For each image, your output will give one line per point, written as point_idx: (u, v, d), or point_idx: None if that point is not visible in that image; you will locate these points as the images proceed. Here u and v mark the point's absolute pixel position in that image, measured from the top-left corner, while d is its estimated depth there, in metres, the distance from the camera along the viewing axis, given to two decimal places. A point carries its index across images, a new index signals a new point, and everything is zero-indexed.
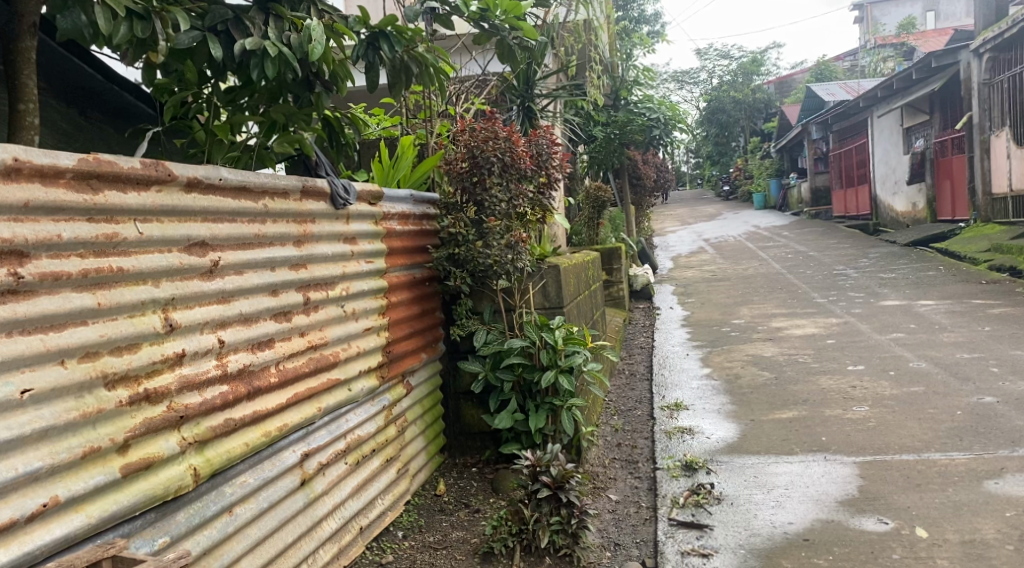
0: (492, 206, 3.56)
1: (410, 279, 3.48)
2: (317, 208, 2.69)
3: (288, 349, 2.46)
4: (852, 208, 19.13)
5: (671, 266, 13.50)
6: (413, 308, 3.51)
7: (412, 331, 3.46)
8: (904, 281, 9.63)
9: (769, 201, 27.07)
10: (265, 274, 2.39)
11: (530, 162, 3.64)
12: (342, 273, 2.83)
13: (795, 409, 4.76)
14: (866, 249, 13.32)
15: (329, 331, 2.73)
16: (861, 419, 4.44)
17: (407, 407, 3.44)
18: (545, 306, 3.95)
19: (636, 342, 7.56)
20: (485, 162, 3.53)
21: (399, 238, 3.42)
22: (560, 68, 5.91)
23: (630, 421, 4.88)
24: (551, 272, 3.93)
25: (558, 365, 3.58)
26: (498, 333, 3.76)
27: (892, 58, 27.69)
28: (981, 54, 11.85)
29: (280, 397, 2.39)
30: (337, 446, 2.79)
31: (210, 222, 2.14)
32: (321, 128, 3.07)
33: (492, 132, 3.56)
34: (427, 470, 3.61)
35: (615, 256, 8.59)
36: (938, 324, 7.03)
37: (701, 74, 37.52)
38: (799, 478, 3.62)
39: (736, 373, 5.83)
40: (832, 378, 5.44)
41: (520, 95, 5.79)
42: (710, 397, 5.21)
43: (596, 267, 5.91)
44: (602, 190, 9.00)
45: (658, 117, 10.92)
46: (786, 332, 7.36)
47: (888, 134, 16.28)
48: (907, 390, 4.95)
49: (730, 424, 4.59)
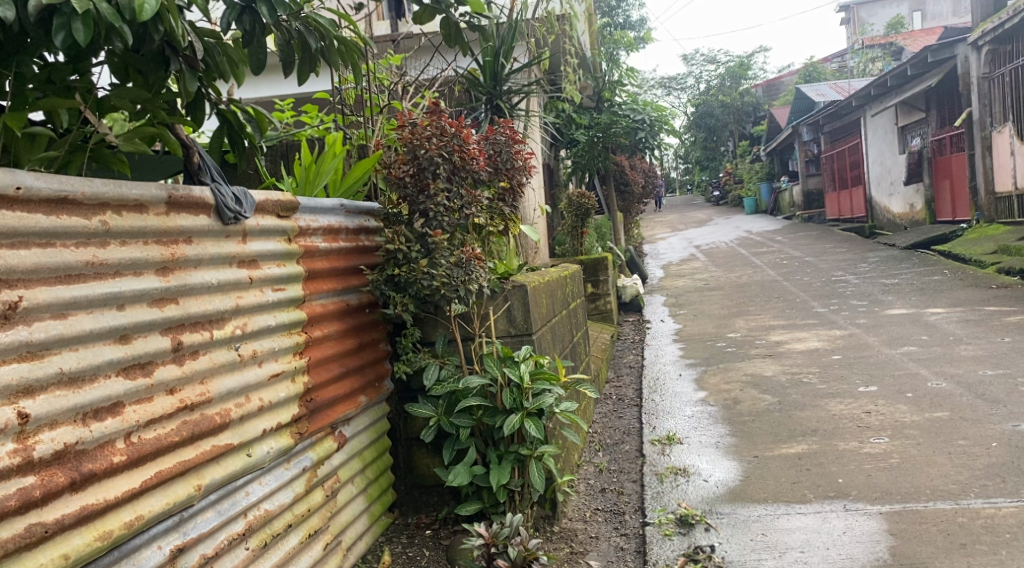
0: (438, 216, 2.96)
1: (341, 307, 2.86)
2: (193, 225, 2.07)
3: (146, 414, 1.83)
4: (846, 210, 18.63)
5: (661, 275, 12.91)
6: (346, 343, 2.89)
7: (344, 372, 2.85)
8: (908, 287, 9.06)
9: (760, 205, 26.57)
10: (110, 314, 1.78)
11: (483, 162, 3.07)
12: (235, 306, 2.22)
13: (802, 442, 4.15)
14: (865, 253, 12.78)
15: (214, 385, 2.12)
16: (882, 455, 3.83)
17: (338, 465, 2.82)
18: (509, 334, 3.32)
19: (624, 360, 6.96)
20: (428, 165, 2.96)
21: (325, 258, 2.81)
22: (531, 60, 5.32)
23: (616, 459, 4.27)
24: (516, 292, 3.31)
25: (524, 407, 2.97)
26: (453, 368, 3.15)
27: (881, 59, 27.34)
28: (980, 46, 11.36)
29: (134, 481, 1.77)
30: (231, 530, 2.16)
31: (3, 248, 1.55)
32: (218, 128, 2.54)
33: (437, 127, 2.98)
34: (368, 537, 3.00)
35: (601, 267, 8.02)
36: (953, 336, 6.44)
37: (689, 80, 37.13)
38: (816, 536, 3.01)
39: (734, 397, 5.21)
40: (842, 402, 4.84)
41: (488, 93, 5.23)
42: (706, 427, 4.60)
43: (576, 280, 5.30)
44: (585, 196, 8.41)
45: (644, 118, 10.24)
46: (786, 346, 6.76)
47: (883, 134, 15.79)
48: (931, 417, 4.35)
49: (730, 462, 3.98)
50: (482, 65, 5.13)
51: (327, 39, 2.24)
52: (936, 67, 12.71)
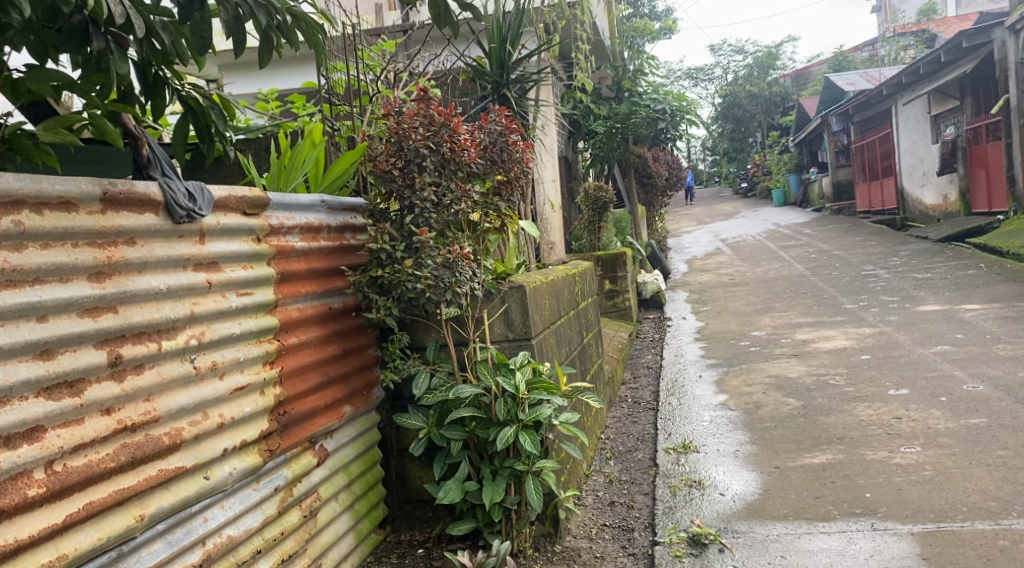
0: (424, 214, 2.74)
1: (321, 312, 2.66)
2: (133, 224, 1.90)
3: (74, 438, 1.65)
4: (877, 202, 18.10)
5: (685, 270, 12.60)
6: (327, 350, 2.68)
7: (325, 381, 2.65)
8: (941, 282, 8.66)
9: (789, 197, 25.96)
10: (28, 327, 1.60)
11: (475, 154, 2.83)
12: (188, 314, 2.03)
13: (827, 452, 3.87)
14: (896, 246, 12.34)
15: (163, 402, 1.93)
16: (914, 467, 3.54)
17: (319, 482, 2.62)
18: (507, 339, 3.09)
19: (642, 360, 6.72)
20: (414, 157, 2.73)
21: (304, 259, 2.61)
22: (540, 46, 5.08)
23: (629, 468, 4.03)
24: (514, 293, 3.07)
25: (519, 419, 2.75)
26: (445, 377, 2.94)
27: (913, 46, 26.62)
28: (1018, 30, 10.88)
29: (54, 515, 1.59)
30: (186, 562, 1.97)
31: None
32: (181, 117, 2.32)
33: (423, 115, 2.75)
34: (355, 558, 2.80)
35: (619, 263, 7.76)
36: (990, 334, 6.08)
37: (716, 70, 36.49)
38: (840, 560, 2.74)
39: (756, 402, 4.93)
40: (871, 407, 4.53)
41: (495, 83, 4.98)
42: (725, 434, 4.33)
43: (589, 277, 5.07)
44: (603, 188, 8.04)
45: (665, 108, 9.97)
46: (813, 346, 6.44)
47: (915, 122, 15.28)
48: (967, 424, 4.04)
49: (748, 474, 3.71)
50: (488, 53, 4.91)
51: (279, 13, 2.17)
52: (971, 52, 12.22)
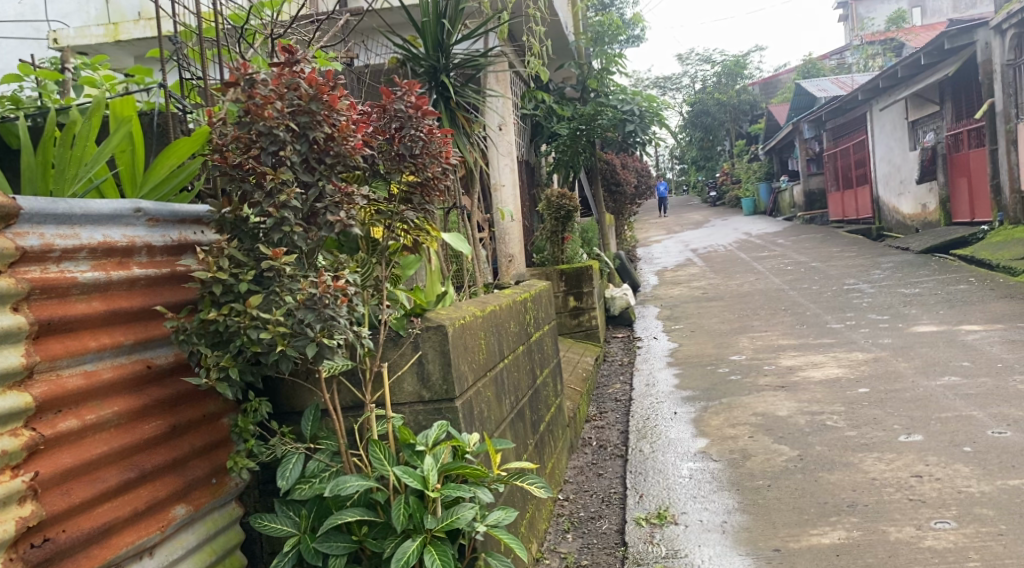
0: (283, 229, 1.88)
1: (126, 375, 1.79)
2: None
3: None
4: (852, 211, 17.56)
5: (655, 283, 11.83)
6: (136, 432, 1.80)
7: (132, 479, 1.76)
8: (933, 299, 7.98)
9: (759, 206, 25.43)
10: None
11: (359, 142, 1.99)
12: None
13: (837, 527, 3.07)
14: (876, 258, 11.70)
15: None
16: (954, 554, 2.76)
17: None
18: (421, 401, 2.23)
19: (610, 391, 5.91)
20: (269, 143, 1.86)
21: (91, 296, 1.73)
22: (485, 23, 4.22)
23: (589, 546, 3.20)
24: (430, 335, 2.22)
25: (425, 529, 1.91)
26: (327, 459, 2.07)
27: (881, 54, 26.38)
28: (1004, 31, 10.33)
29: None
30: None
31: None
32: None
33: (282, 81, 1.87)
34: None
35: (584, 278, 6.99)
36: (1001, 362, 5.37)
37: (684, 79, 36.08)
38: None
39: (743, 450, 4.11)
40: (882, 459, 3.76)
41: (431, 67, 4.10)
42: (708, 497, 3.52)
43: (545, 299, 4.25)
44: (566, 196, 7.11)
45: (633, 110, 9.19)
46: (802, 374, 5.67)
47: (892, 129, 14.74)
48: (1005, 487, 3.27)
49: (741, 560, 2.90)
50: (422, 30, 4.05)
51: None
52: (952, 56, 11.67)
